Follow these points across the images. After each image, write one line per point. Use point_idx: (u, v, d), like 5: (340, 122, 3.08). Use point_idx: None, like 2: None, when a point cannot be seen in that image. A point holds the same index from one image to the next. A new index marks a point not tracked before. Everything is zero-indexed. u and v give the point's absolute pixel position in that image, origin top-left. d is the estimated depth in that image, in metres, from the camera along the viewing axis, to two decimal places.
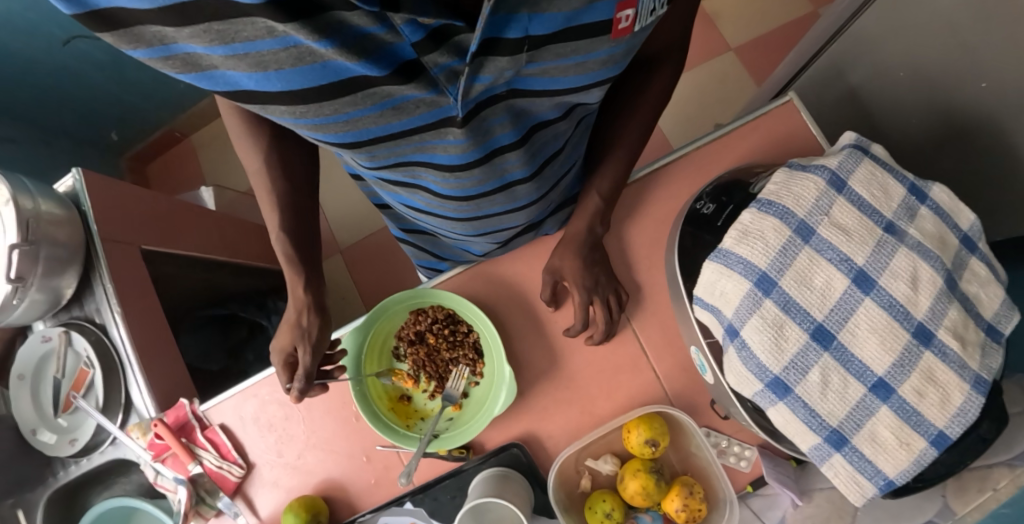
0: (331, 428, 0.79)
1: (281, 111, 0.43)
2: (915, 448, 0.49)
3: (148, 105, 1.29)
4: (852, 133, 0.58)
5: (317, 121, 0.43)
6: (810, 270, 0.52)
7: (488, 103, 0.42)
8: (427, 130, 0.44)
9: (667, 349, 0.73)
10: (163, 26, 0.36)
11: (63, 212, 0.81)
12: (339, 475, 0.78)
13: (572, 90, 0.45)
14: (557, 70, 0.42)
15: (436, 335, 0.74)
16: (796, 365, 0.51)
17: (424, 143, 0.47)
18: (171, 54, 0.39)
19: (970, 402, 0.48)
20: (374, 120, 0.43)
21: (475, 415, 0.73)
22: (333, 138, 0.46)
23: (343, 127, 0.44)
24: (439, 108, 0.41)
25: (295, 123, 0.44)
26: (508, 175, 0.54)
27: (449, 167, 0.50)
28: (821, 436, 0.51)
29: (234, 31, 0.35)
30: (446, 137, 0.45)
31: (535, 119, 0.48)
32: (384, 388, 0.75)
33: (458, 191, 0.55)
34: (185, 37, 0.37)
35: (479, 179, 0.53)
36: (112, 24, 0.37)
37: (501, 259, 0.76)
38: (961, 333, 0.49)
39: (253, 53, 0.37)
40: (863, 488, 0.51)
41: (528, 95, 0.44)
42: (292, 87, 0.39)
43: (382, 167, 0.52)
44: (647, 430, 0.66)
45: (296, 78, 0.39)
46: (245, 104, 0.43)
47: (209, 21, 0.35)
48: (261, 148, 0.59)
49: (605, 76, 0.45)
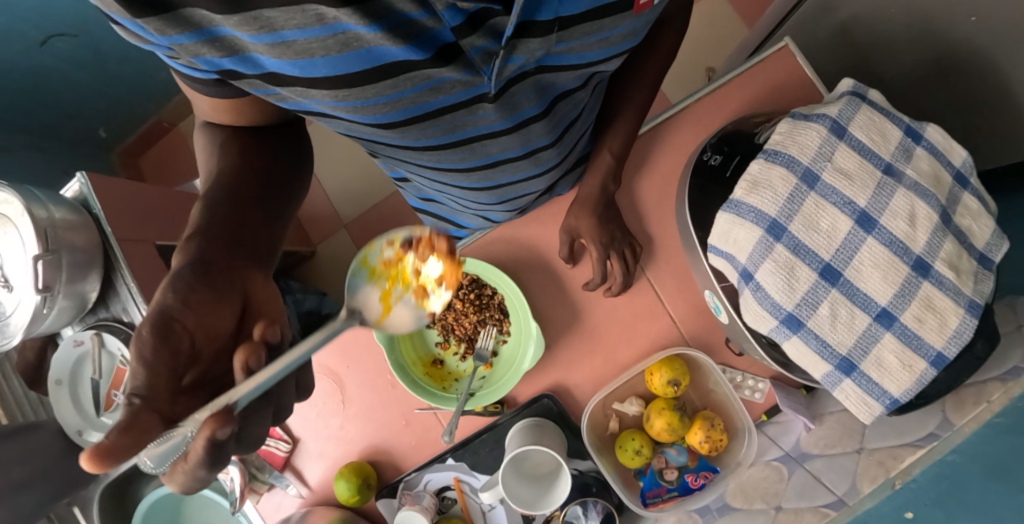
0: (369, 397, 0.83)
1: (321, 95, 0.41)
2: (917, 369, 0.54)
3: (131, 98, 1.26)
4: (849, 80, 0.60)
5: (358, 104, 0.42)
6: (816, 214, 0.55)
7: (513, 84, 0.44)
8: (460, 109, 0.45)
9: (681, 295, 0.77)
10: (211, 12, 0.34)
11: (76, 218, 0.82)
12: (381, 440, 0.83)
13: (594, 64, 0.47)
14: (583, 47, 0.43)
15: (462, 300, 0.78)
16: (806, 302, 0.55)
17: (456, 122, 0.47)
18: (213, 38, 0.37)
19: (965, 324, 0.53)
20: (413, 101, 0.43)
21: (506, 371, 0.78)
22: (369, 120, 0.45)
23: (384, 109, 0.43)
24: (471, 86, 0.42)
25: (334, 106, 0.43)
26: (530, 145, 0.56)
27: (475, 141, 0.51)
28: (832, 364, 0.56)
29: (283, 19, 0.34)
30: (478, 113, 0.46)
31: (557, 91, 0.50)
32: (417, 355, 0.80)
33: (482, 161, 0.56)
34: (232, 25, 0.35)
35: (501, 148, 0.54)
36: (154, 8, 0.34)
37: (516, 222, 0.79)
38: (956, 263, 0.54)
39: (300, 41, 0.36)
40: (872, 408, 0.56)
41: (555, 71, 0.45)
42: (337, 73, 0.38)
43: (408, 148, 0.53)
44: (669, 371, 0.72)
45: (342, 65, 0.38)
46: (283, 89, 0.41)
47: (261, 8, 0.33)
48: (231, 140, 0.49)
49: (623, 49, 0.47)
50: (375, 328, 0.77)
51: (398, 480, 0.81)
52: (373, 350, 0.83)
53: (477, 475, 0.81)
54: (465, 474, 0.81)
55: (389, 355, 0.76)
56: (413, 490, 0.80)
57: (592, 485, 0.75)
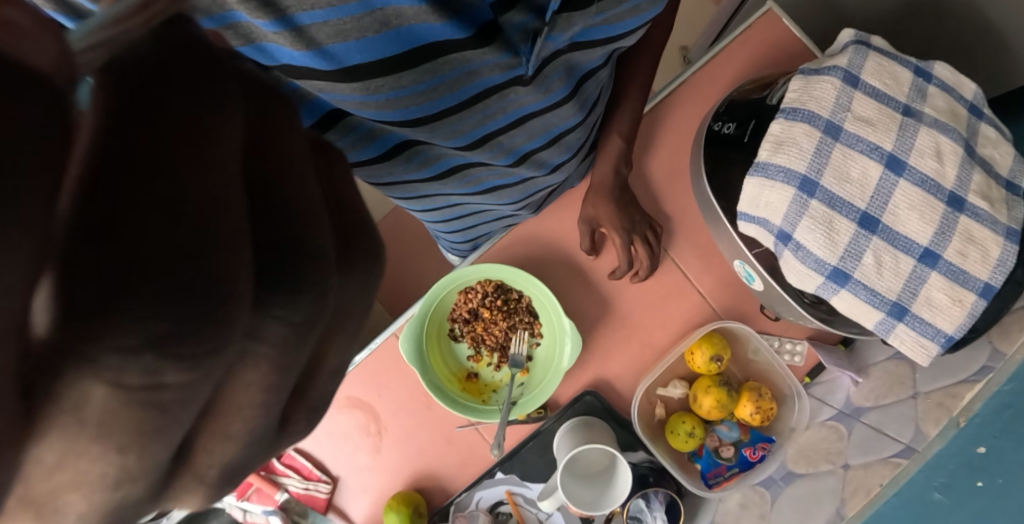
0: (406, 423, 0.80)
1: (350, 89, 0.39)
2: (967, 303, 0.53)
3: None
4: (850, 30, 0.60)
5: (390, 97, 0.40)
6: (846, 164, 0.55)
7: (544, 63, 0.43)
8: (492, 94, 0.44)
9: (708, 270, 0.77)
10: None
11: None
12: (425, 465, 0.80)
13: (616, 39, 0.48)
14: (614, 18, 0.45)
15: (490, 308, 0.76)
16: (850, 254, 0.55)
17: (485, 112, 0.46)
18: (226, 25, 0.33)
19: (1007, 251, 0.53)
20: (448, 88, 0.42)
21: (545, 374, 0.76)
22: (400, 115, 0.43)
23: (415, 102, 0.42)
24: (512, 68, 0.42)
25: (363, 102, 0.41)
26: (553, 132, 0.55)
27: (502, 131, 0.50)
28: (884, 312, 0.55)
29: None
30: (510, 97, 0.46)
31: (582, 71, 0.50)
32: (451, 371, 0.78)
33: (508, 158, 0.55)
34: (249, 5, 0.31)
35: (525, 138, 0.53)
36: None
37: (532, 221, 0.78)
38: (987, 193, 0.54)
39: (333, 21, 0.34)
40: (928, 349, 0.55)
41: (585, 48, 0.46)
42: (372, 58, 0.37)
43: (430, 149, 0.51)
44: (710, 347, 0.72)
45: (378, 47, 0.36)
46: (306, 86, 0.38)
47: None
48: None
49: (649, 17, 0.50)
50: (405, 350, 0.74)
51: (449, 504, 0.79)
52: (404, 375, 0.80)
53: (529, 485, 0.79)
54: (517, 485, 0.79)
55: (423, 377, 0.74)
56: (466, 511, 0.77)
57: (648, 474, 0.74)
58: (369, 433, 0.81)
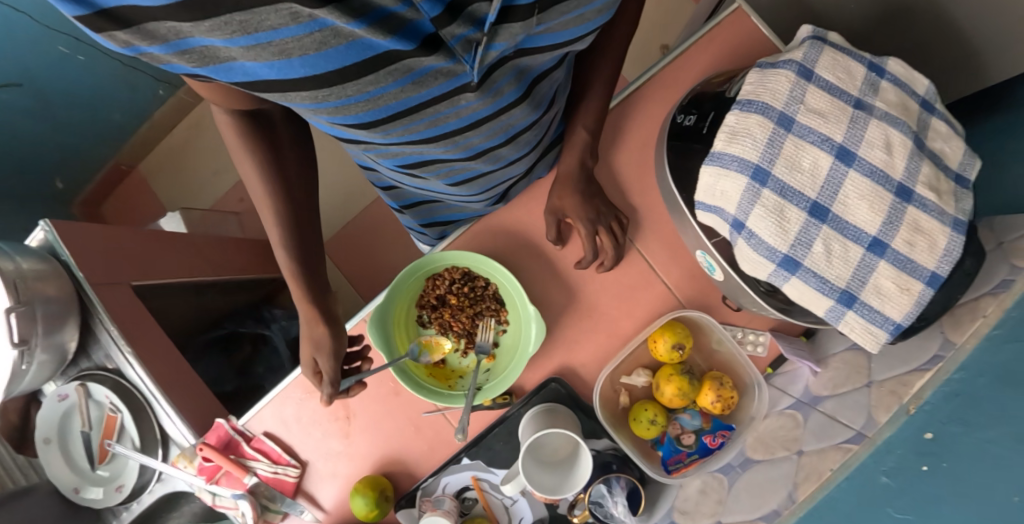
0: (375, 408, 0.81)
1: (303, 96, 0.49)
2: (915, 291, 0.55)
3: (84, 142, 1.23)
4: (808, 26, 0.61)
5: (339, 103, 0.50)
6: (798, 155, 0.56)
7: (487, 73, 0.52)
8: (441, 101, 0.54)
9: (674, 261, 0.78)
10: (179, 22, 0.41)
11: (46, 265, 0.80)
12: (393, 450, 0.81)
13: (567, 44, 0.54)
14: (560, 26, 0.51)
15: (457, 295, 0.78)
16: (800, 242, 0.56)
17: (436, 115, 0.56)
18: (182, 50, 0.44)
19: (953, 242, 0.54)
20: (394, 96, 0.51)
21: (510, 362, 0.78)
22: (352, 119, 0.53)
23: (365, 106, 0.52)
24: (453, 75, 0.50)
25: (316, 107, 0.51)
26: (512, 129, 0.62)
27: (461, 130, 0.59)
28: (833, 299, 0.57)
29: (257, 21, 0.41)
30: (460, 103, 0.54)
31: (535, 74, 0.57)
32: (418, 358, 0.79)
33: (467, 152, 0.63)
34: (201, 32, 0.42)
35: (482, 138, 0.61)
36: (121, 23, 0.41)
37: (501, 210, 0.79)
38: (936, 185, 0.55)
39: (277, 41, 0.43)
40: (876, 336, 0.57)
41: (533, 53, 0.52)
42: (314, 72, 0.46)
43: (392, 147, 0.60)
44: (672, 336, 0.73)
45: (319, 62, 0.45)
46: (263, 92, 0.49)
47: (232, 13, 0.40)
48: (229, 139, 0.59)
49: (597, 24, 0.55)
50: (375, 335, 0.75)
51: (415, 488, 0.80)
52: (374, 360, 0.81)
53: (495, 470, 0.80)
54: (483, 471, 0.80)
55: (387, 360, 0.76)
56: (432, 495, 0.77)
57: (612, 462, 0.74)
58: (337, 418, 0.82)
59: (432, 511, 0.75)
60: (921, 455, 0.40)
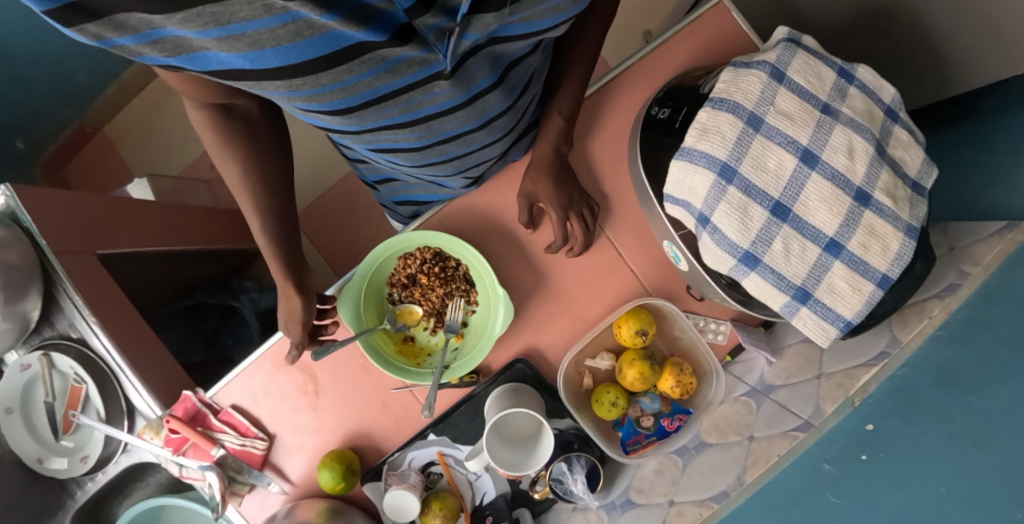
0: (343, 384, 0.83)
1: (277, 85, 0.49)
2: (866, 291, 0.57)
3: (48, 103, 1.19)
4: (784, 27, 0.62)
5: (312, 91, 0.50)
6: (764, 155, 0.58)
7: (461, 61, 0.51)
8: (416, 87, 0.53)
9: (642, 250, 0.79)
10: (150, 14, 0.41)
11: (6, 232, 0.78)
12: (360, 425, 0.83)
13: (543, 32, 0.54)
14: (532, 16, 0.50)
15: (428, 274, 0.78)
16: (761, 239, 0.58)
17: (411, 102, 0.55)
18: (153, 40, 0.44)
19: (905, 246, 0.56)
20: (369, 84, 0.51)
21: (477, 341, 0.79)
22: (327, 106, 0.53)
23: (339, 94, 0.51)
24: (426, 64, 0.50)
25: (290, 95, 0.51)
26: (486, 115, 0.62)
27: (434, 116, 0.58)
28: (789, 295, 0.59)
29: (229, 13, 0.41)
30: (434, 90, 0.54)
31: (508, 60, 0.56)
32: (388, 334, 0.80)
33: (441, 136, 0.63)
34: (174, 24, 0.41)
35: (456, 123, 0.61)
36: (90, 15, 0.40)
37: (474, 193, 0.79)
38: (893, 192, 0.57)
39: (249, 32, 0.42)
40: (828, 332, 0.59)
41: (506, 42, 0.52)
42: (288, 62, 0.46)
43: (365, 132, 0.60)
44: (637, 322, 0.75)
45: (291, 53, 0.45)
46: (236, 81, 0.49)
47: (204, 6, 0.40)
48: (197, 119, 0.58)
49: (572, 14, 0.54)
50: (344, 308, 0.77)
51: (381, 462, 0.82)
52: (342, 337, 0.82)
53: (460, 447, 0.82)
54: (448, 447, 0.82)
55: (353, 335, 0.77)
56: (398, 469, 0.79)
57: (573, 441, 0.78)
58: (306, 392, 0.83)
59: (398, 485, 0.78)
60: (861, 444, 0.48)
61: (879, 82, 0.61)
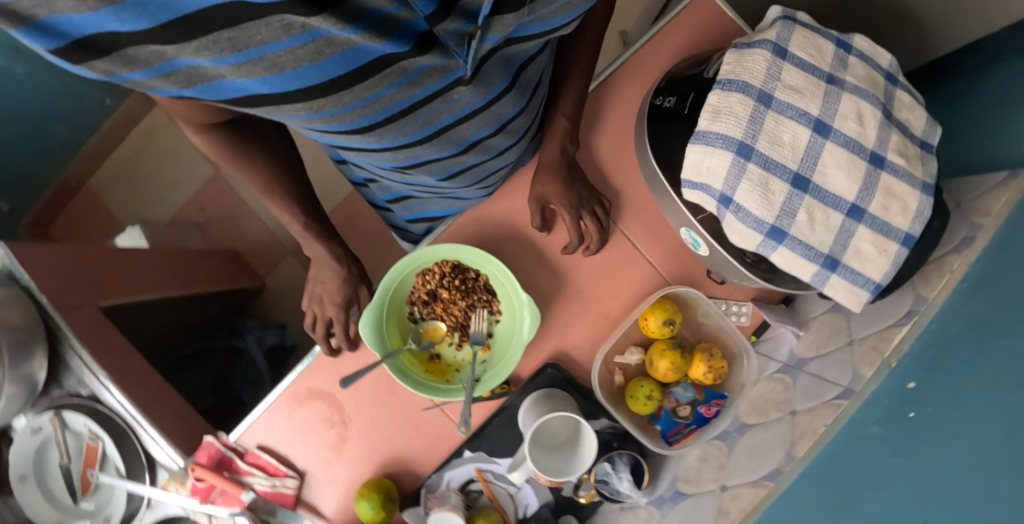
0: (371, 410, 0.80)
1: (298, 108, 0.48)
2: (892, 252, 0.58)
3: (31, 161, 1.16)
4: (778, 7, 0.64)
5: (334, 112, 0.50)
6: (778, 129, 0.59)
7: (479, 67, 0.51)
8: (436, 98, 0.53)
9: (658, 240, 0.80)
10: (162, 44, 0.40)
11: (6, 292, 0.75)
12: (393, 450, 0.81)
13: (555, 30, 0.54)
14: (547, 15, 0.50)
15: (448, 288, 0.77)
16: (785, 212, 0.59)
17: (431, 114, 0.55)
18: (165, 73, 0.43)
19: (923, 203, 0.58)
20: (391, 98, 0.51)
21: (505, 350, 0.78)
22: (349, 125, 0.53)
23: (361, 112, 0.51)
24: (447, 72, 0.50)
25: (311, 117, 0.51)
26: (500, 119, 0.62)
27: (452, 126, 0.58)
28: (818, 264, 0.60)
29: (248, 36, 0.40)
30: (454, 98, 0.54)
31: (521, 61, 0.57)
32: (413, 354, 0.79)
33: (461, 146, 0.63)
34: (189, 52, 0.41)
35: (473, 130, 0.61)
36: (99, 52, 0.40)
37: (486, 202, 0.79)
38: (905, 152, 0.59)
39: (268, 55, 0.42)
40: (860, 296, 0.60)
41: (521, 42, 0.52)
42: (309, 83, 0.46)
43: (386, 150, 0.60)
44: (663, 312, 0.75)
45: (312, 74, 0.45)
46: (256, 107, 0.48)
47: (220, 31, 0.39)
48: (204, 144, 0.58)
49: (581, 11, 0.55)
50: (364, 329, 0.75)
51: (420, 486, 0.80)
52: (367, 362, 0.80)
53: (497, 460, 0.81)
54: (485, 462, 0.81)
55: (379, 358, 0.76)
56: (437, 491, 0.78)
57: (612, 440, 0.77)
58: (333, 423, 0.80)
59: (439, 507, 0.76)
60: (906, 402, 0.49)
61: (875, 49, 0.63)
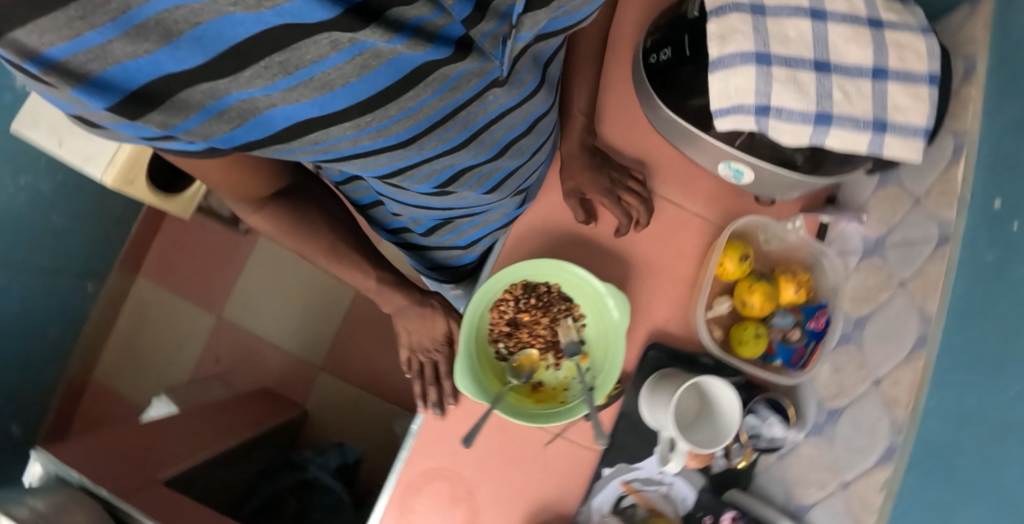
0: (492, 466, 0.77)
1: (347, 128, 0.48)
2: (925, 94, 0.62)
3: (15, 378, 1.08)
4: None
5: (382, 126, 0.50)
6: (781, 29, 0.63)
7: (513, 65, 0.52)
8: (473, 102, 0.54)
9: (697, 189, 0.81)
10: (215, 79, 0.39)
11: (62, 496, 0.65)
12: (530, 495, 0.77)
13: (577, 25, 0.56)
14: (572, 10, 0.52)
15: (527, 310, 0.78)
16: (822, 96, 0.62)
17: (469, 118, 0.56)
18: (216, 112, 0.42)
19: (931, 42, 0.62)
20: (433, 106, 0.51)
21: (605, 349, 0.77)
22: (393, 140, 0.52)
23: (405, 124, 0.51)
24: (485, 74, 0.50)
25: (359, 137, 0.50)
26: (530, 117, 0.63)
27: (487, 129, 0.59)
28: (870, 132, 0.62)
29: (298, 58, 0.39)
30: (489, 99, 0.55)
31: (545, 59, 0.58)
32: (519, 389, 0.77)
33: (496, 149, 0.63)
34: (241, 84, 0.40)
35: (506, 131, 0.62)
36: (152, 99, 0.39)
37: (523, 216, 0.81)
38: (892, 9, 0.64)
39: (319, 76, 0.41)
40: (916, 145, 0.62)
41: (549, 37, 0.54)
42: (358, 99, 0.45)
43: (424, 164, 0.60)
44: (736, 252, 0.76)
45: (360, 89, 0.45)
46: (304, 136, 0.47)
47: (272, 55, 0.38)
48: (265, 227, 0.62)
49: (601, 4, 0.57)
50: (461, 380, 0.72)
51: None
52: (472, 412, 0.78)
53: (638, 465, 0.78)
54: (628, 473, 0.77)
55: (487, 404, 0.73)
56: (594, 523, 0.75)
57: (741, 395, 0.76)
58: (456, 490, 0.76)
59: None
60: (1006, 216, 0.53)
61: None
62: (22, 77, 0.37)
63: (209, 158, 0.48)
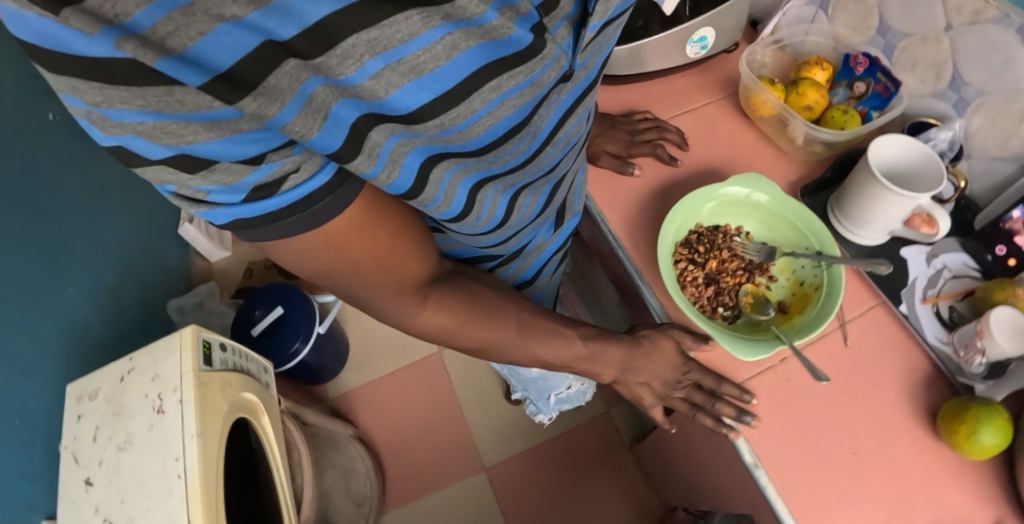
0: (828, 401, 0.68)
1: (427, 128, 0.39)
2: None
3: None
4: None
5: (463, 126, 0.40)
6: None
7: (580, 57, 0.47)
8: (547, 97, 0.46)
9: (688, 91, 0.91)
10: (308, 55, 0.29)
11: None
12: (876, 387, 0.68)
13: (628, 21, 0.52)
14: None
15: (706, 260, 0.76)
16: None
17: (539, 120, 0.48)
18: (311, 101, 0.31)
19: None
20: (515, 104, 0.42)
21: (786, 225, 0.76)
22: (471, 143, 0.43)
23: (483, 125, 0.42)
24: (561, 67, 0.44)
25: (435, 140, 0.41)
26: (586, 115, 0.58)
27: (549, 133, 0.52)
28: None
29: (387, 35, 0.31)
30: (557, 95, 0.48)
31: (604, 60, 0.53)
32: (776, 318, 0.73)
33: (555, 149, 0.56)
34: (333, 65, 0.30)
35: (568, 130, 0.56)
36: (246, 87, 0.29)
37: (611, 213, 0.82)
38: None
39: (406, 57, 0.33)
40: None
41: (612, 25, 0.48)
42: (443, 90, 0.36)
43: (490, 177, 0.51)
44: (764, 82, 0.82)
45: (448, 77, 0.36)
46: (387, 132, 0.37)
47: (359, 28, 0.29)
48: (441, 322, 0.55)
49: None
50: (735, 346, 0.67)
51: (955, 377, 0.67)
52: (765, 375, 0.70)
53: (915, 280, 0.74)
54: (916, 292, 0.73)
55: (786, 343, 0.67)
56: (960, 345, 0.67)
57: None
58: (820, 452, 0.65)
59: (985, 335, 0.64)
60: None
61: None
62: (84, 85, 0.27)
63: (331, 206, 0.37)
